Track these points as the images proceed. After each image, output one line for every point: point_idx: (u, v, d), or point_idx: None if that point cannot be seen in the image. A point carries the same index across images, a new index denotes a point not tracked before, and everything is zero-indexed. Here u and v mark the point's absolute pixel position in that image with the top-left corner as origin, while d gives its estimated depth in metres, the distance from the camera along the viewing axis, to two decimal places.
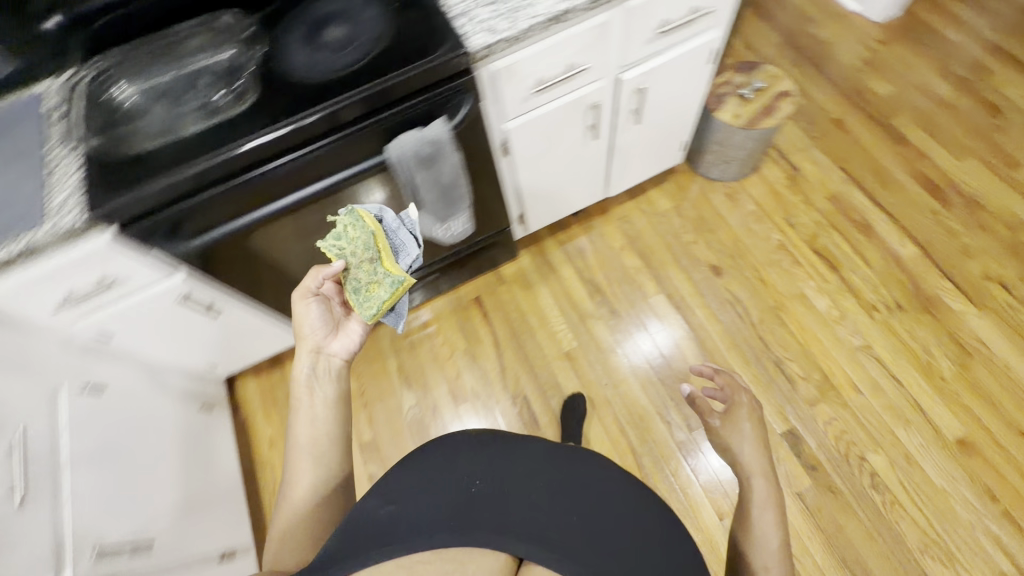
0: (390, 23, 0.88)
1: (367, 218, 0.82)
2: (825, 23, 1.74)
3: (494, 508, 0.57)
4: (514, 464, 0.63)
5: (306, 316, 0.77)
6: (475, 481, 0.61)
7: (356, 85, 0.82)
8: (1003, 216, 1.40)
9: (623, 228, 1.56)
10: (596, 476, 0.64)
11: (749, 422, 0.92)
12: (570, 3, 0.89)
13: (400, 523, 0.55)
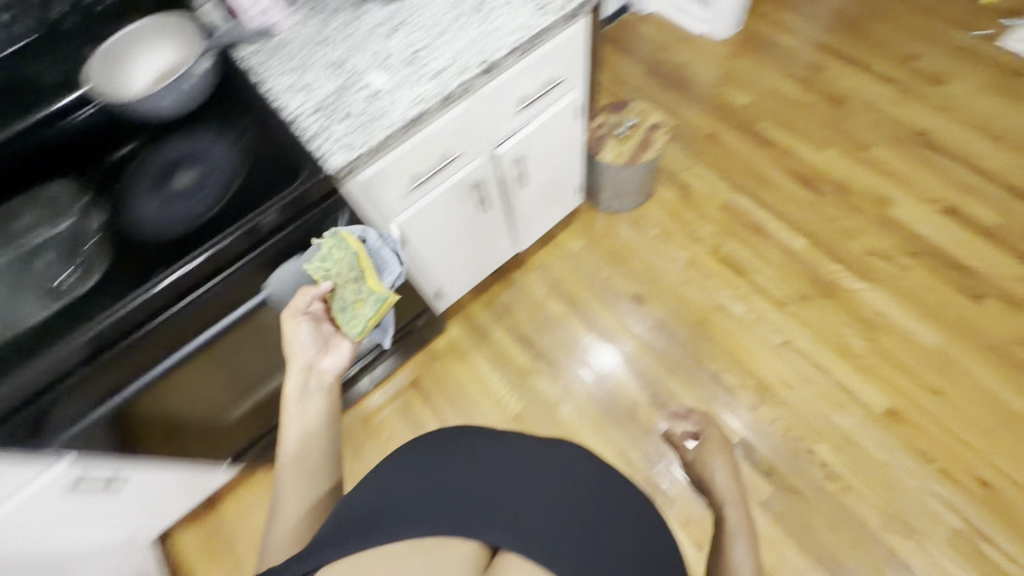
0: (242, 155, 0.84)
1: (350, 240, 0.86)
2: (682, 51, 1.93)
3: (473, 501, 0.50)
4: (500, 457, 0.55)
5: (296, 331, 0.77)
6: (449, 480, 0.52)
7: (216, 232, 0.78)
8: (867, 195, 1.56)
9: (543, 278, 1.60)
10: (590, 481, 0.56)
11: (720, 451, 0.89)
12: (422, 106, 0.84)
13: (381, 511, 0.50)
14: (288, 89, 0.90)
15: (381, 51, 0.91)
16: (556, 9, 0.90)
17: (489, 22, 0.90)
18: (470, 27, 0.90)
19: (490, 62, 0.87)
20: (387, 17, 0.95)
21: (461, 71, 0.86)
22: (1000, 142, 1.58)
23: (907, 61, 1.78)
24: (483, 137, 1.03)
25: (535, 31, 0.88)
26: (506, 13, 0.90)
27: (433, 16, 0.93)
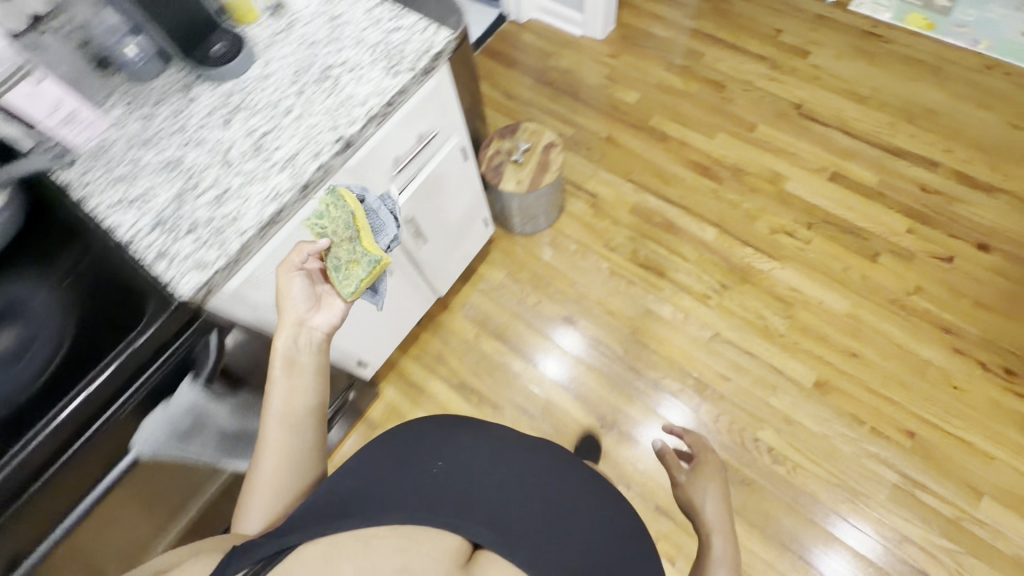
0: (68, 301, 0.68)
1: (347, 198, 0.79)
2: (564, 56, 1.91)
3: (458, 488, 0.59)
4: (467, 454, 0.65)
5: (289, 288, 0.72)
6: (438, 462, 0.62)
7: (50, 401, 0.63)
8: (762, 174, 1.61)
9: (470, 316, 1.53)
10: (545, 478, 0.66)
11: (713, 481, 0.81)
12: (276, 204, 0.73)
13: (363, 500, 0.56)
14: (117, 205, 0.77)
15: (221, 143, 0.80)
16: (408, 66, 0.82)
17: (337, 92, 0.81)
18: (317, 100, 0.81)
19: (346, 137, 0.78)
20: (222, 100, 0.83)
21: (315, 152, 0.77)
22: (866, 104, 1.68)
23: (773, 36, 1.84)
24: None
25: (390, 95, 0.80)
26: (355, 79, 0.82)
27: (274, 92, 0.83)
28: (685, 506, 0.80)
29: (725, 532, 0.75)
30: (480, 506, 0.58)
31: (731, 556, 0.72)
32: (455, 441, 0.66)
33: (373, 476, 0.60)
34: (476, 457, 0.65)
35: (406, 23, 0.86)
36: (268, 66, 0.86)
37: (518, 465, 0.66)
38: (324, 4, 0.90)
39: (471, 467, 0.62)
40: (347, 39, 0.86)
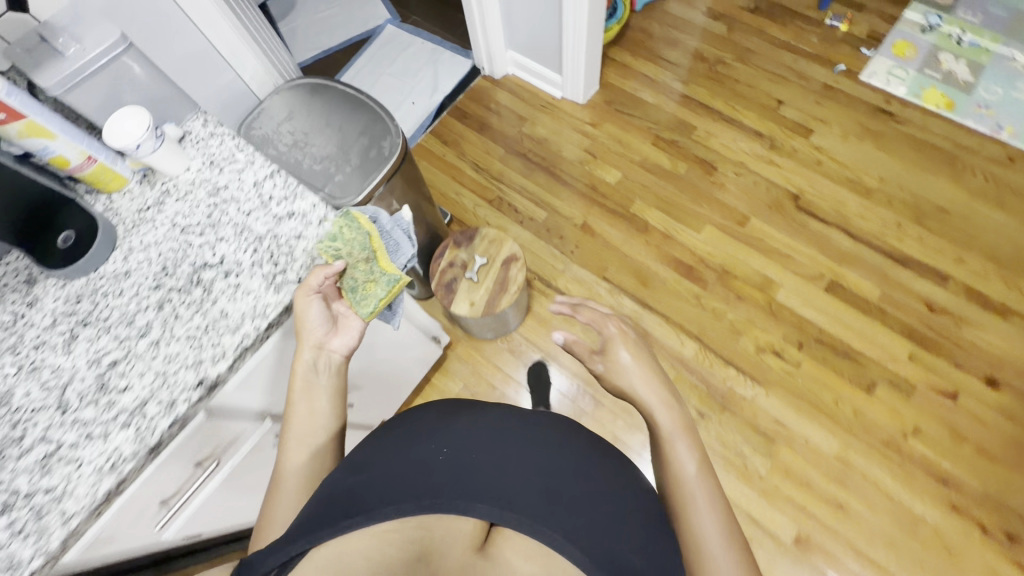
0: None
1: (361, 219, 0.70)
2: (541, 122, 1.72)
3: (461, 477, 0.55)
4: (468, 431, 0.60)
5: (306, 314, 0.64)
6: (441, 449, 0.57)
7: None
8: (752, 279, 1.44)
9: None
10: (555, 452, 0.60)
11: (628, 352, 0.79)
12: (112, 480, 0.58)
13: (370, 493, 0.52)
14: None
15: (60, 373, 0.64)
16: (295, 276, 0.66)
17: (207, 307, 0.65)
18: (183, 317, 0.65)
19: (208, 379, 0.62)
20: (68, 307, 0.67)
21: (169, 400, 0.61)
22: (873, 198, 1.50)
23: (773, 108, 1.65)
24: (255, 410, 0.78)
25: (270, 317, 0.64)
26: (228, 290, 0.66)
27: (132, 300, 0.67)
28: (617, 389, 0.77)
29: (663, 400, 0.71)
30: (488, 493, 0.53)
31: (677, 425, 0.69)
32: (454, 423, 0.61)
33: (376, 464, 0.56)
34: (478, 434, 0.60)
35: (300, 209, 0.69)
36: (130, 258, 0.69)
37: (521, 436, 0.61)
38: (205, 168, 0.74)
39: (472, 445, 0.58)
40: (228, 224, 0.70)
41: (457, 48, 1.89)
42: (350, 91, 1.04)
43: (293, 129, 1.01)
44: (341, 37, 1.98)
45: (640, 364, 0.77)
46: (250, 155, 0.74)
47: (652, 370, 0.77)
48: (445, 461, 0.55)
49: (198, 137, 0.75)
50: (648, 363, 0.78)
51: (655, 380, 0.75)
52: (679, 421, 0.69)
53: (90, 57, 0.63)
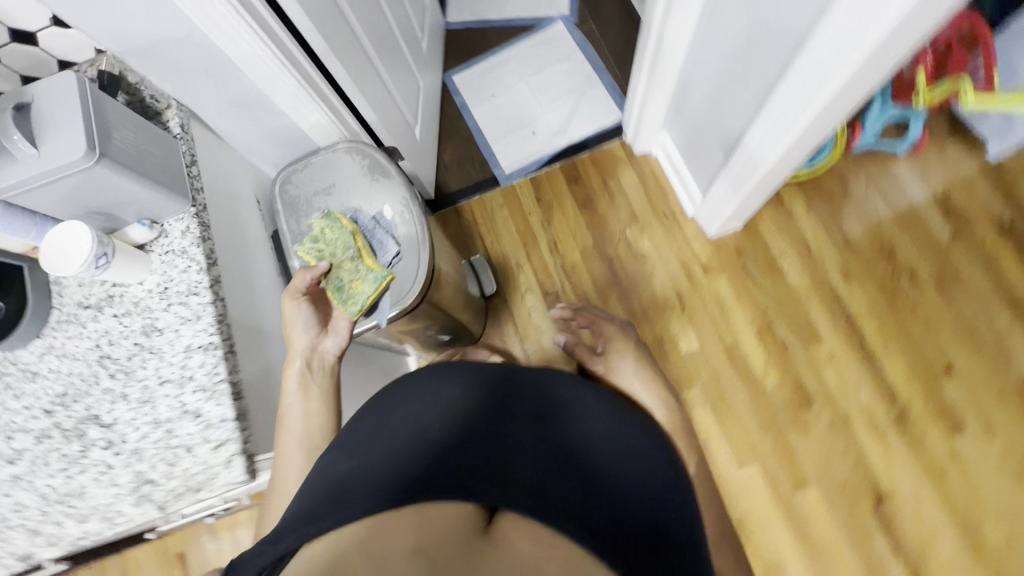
0: None
1: (343, 219, 0.83)
2: (651, 233, 1.44)
3: (461, 451, 0.49)
4: (462, 405, 0.54)
5: (295, 316, 0.70)
6: (432, 425, 0.52)
7: None
8: (764, 556, 1.18)
9: None
10: (550, 407, 0.57)
11: (627, 354, 0.86)
12: None
13: (372, 476, 0.46)
14: None
15: None
16: (161, 498, 0.56)
17: (72, 474, 0.58)
18: (49, 467, 0.58)
19: (34, 557, 0.57)
20: None
21: None
22: (978, 561, 1.13)
23: (936, 373, 1.24)
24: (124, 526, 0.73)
25: (115, 528, 0.56)
26: (96, 470, 0.57)
27: (22, 413, 0.61)
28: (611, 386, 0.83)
29: (664, 403, 0.75)
30: (494, 465, 0.48)
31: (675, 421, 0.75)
32: (447, 392, 0.56)
33: (368, 445, 0.51)
34: (472, 409, 0.54)
35: (209, 414, 0.58)
36: (44, 359, 0.62)
37: (516, 408, 0.55)
38: (157, 293, 0.63)
39: (473, 420, 0.53)
40: (139, 381, 0.60)
41: (616, 92, 1.57)
42: (401, 196, 0.87)
43: (322, 207, 0.87)
44: (507, 13, 1.70)
45: (641, 366, 0.82)
46: (202, 304, 0.62)
47: (653, 368, 0.83)
48: (444, 439, 0.50)
49: (168, 249, 0.65)
50: (645, 364, 0.83)
51: (654, 377, 0.81)
52: (674, 415, 0.74)
53: (39, 172, 0.51)
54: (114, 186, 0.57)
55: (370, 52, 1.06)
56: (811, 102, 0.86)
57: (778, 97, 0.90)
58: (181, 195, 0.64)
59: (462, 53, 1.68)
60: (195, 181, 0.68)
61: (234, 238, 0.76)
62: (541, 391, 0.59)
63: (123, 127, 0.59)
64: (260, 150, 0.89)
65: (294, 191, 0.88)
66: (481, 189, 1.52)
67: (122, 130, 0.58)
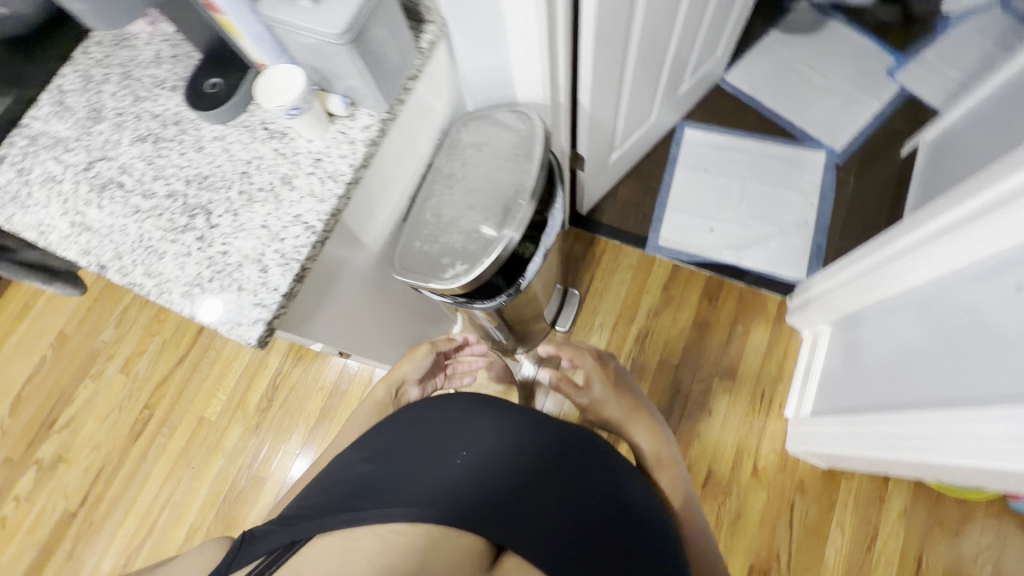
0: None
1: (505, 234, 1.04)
2: (735, 398, 1.32)
3: (480, 486, 0.53)
4: (490, 441, 0.59)
5: (419, 357, 0.96)
6: (460, 453, 0.57)
7: None
8: None
9: (343, 377, 1.50)
10: (567, 456, 0.61)
11: (605, 382, 0.90)
12: (39, 238, 0.73)
13: (386, 494, 0.51)
14: (61, 101, 0.80)
15: (116, 150, 0.75)
16: (198, 304, 0.65)
17: (168, 237, 0.69)
18: (156, 220, 0.70)
19: (105, 271, 0.70)
20: (171, 121, 0.76)
21: (89, 248, 0.70)
22: None
23: None
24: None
25: (161, 298, 0.67)
26: (180, 249, 0.68)
27: (175, 167, 0.73)
28: (602, 417, 0.90)
29: (648, 433, 0.86)
30: (506, 511, 0.52)
31: (655, 452, 0.83)
32: (476, 428, 0.60)
33: (389, 456, 0.58)
34: (497, 450, 0.58)
35: (271, 275, 0.65)
36: (211, 142, 0.73)
37: (532, 456, 0.58)
38: (309, 158, 0.70)
39: (498, 458, 0.57)
40: (251, 210, 0.69)
41: (815, 254, 1.42)
42: (524, 180, 0.83)
43: (465, 159, 0.88)
44: (781, 110, 1.57)
45: (624, 398, 0.89)
46: (332, 192, 0.68)
47: (625, 394, 0.90)
48: (463, 469, 0.55)
49: (345, 131, 0.71)
50: (624, 394, 0.90)
51: (628, 406, 0.88)
52: (658, 444, 0.85)
53: (302, 25, 0.58)
54: (344, 66, 0.63)
55: (626, 73, 1.05)
56: (938, 441, 0.79)
57: (932, 410, 0.81)
58: (385, 99, 0.69)
59: (712, 114, 1.58)
60: (403, 94, 0.73)
61: (402, 154, 0.82)
62: (564, 446, 0.62)
63: (384, 26, 0.64)
64: (479, 89, 0.92)
65: (456, 136, 0.90)
66: (627, 240, 1.48)
67: (381, 27, 0.63)
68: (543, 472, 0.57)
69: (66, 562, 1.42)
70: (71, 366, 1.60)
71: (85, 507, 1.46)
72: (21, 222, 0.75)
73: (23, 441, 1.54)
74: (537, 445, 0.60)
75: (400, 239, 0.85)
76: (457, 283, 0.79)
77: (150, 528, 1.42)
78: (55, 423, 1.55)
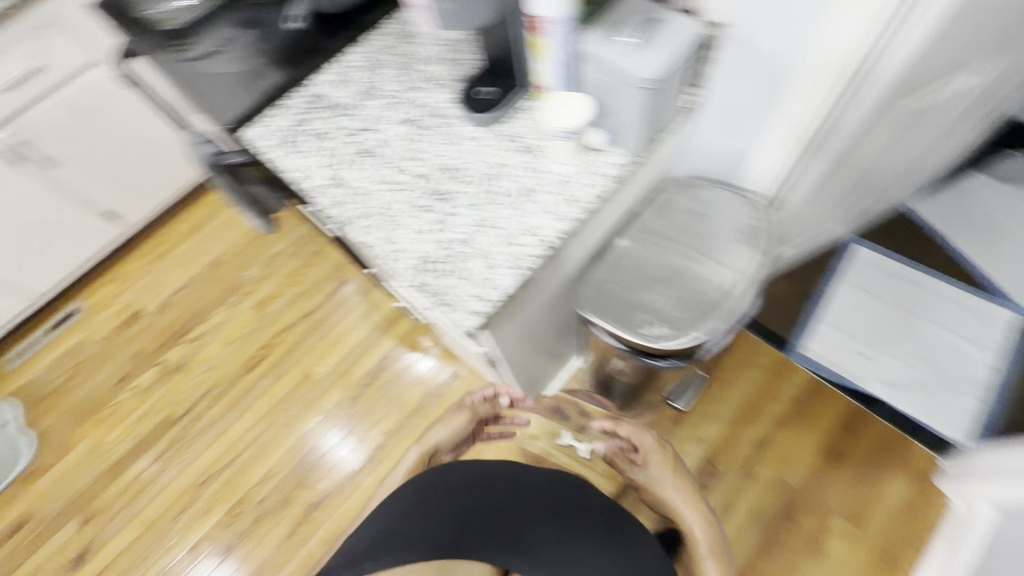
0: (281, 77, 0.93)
1: None
2: (851, 546, 1.18)
3: (467, 524, 0.67)
4: (465, 490, 0.71)
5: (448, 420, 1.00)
6: (445, 501, 0.69)
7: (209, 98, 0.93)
8: None
9: (444, 380, 1.53)
10: (537, 489, 0.73)
11: (660, 462, 0.93)
12: (297, 179, 0.81)
13: (394, 540, 0.63)
14: (347, 74, 0.91)
15: (382, 125, 0.84)
16: (423, 280, 0.69)
17: (410, 211, 0.75)
18: (403, 194, 0.76)
19: (346, 225, 0.76)
20: (437, 114, 0.84)
21: (339, 201, 0.78)
22: None
23: None
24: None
25: (392, 264, 0.71)
26: (419, 225, 0.73)
27: (430, 153, 0.80)
28: (655, 496, 0.92)
29: (699, 517, 0.87)
30: (495, 538, 0.66)
31: (705, 538, 0.85)
32: (456, 478, 0.72)
33: (398, 513, 0.67)
34: (475, 496, 0.70)
35: (498, 274, 0.68)
36: (467, 141, 0.79)
37: (507, 492, 0.71)
38: (557, 180, 0.74)
39: (473, 505, 0.69)
40: (492, 210, 0.73)
41: (982, 419, 1.26)
42: (733, 265, 0.85)
43: (674, 222, 0.90)
44: (971, 254, 1.45)
45: (678, 481, 0.91)
46: (571, 215, 0.71)
47: (679, 476, 0.92)
48: (447, 514, 0.67)
49: (593, 162, 0.74)
50: (679, 475, 0.92)
51: (681, 489, 0.91)
52: (709, 529, 0.86)
53: (616, 66, 0.64)
54: (629, 107, 0.67)
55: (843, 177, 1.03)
56: None
57: None
58: (643, 145, 0.73)
59: (890, 238, 1.50)
60: (654, 143, 0.76)
61: (623, 196, 0.84)
62: (532, 481, 0.74)
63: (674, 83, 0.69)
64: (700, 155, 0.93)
65: (670, 196, 0.92)
66: (767, 338, 1.41)
67: (672, 83, 0.68)
68: (520, 506, 0.70)
69: (153, 461, 1.52)
70: (216, 289, 1.76)
71: (185, 418, 1.57)
72: (285, 162, 0.84)
73: (156, 340, 1.70)
74: (510, 485, 0.73)
75: (592, 277, 0.85)
76: (655, 345, 0.79)
77: (233, 457, 1.50)
78: (187, 333, 1.70)
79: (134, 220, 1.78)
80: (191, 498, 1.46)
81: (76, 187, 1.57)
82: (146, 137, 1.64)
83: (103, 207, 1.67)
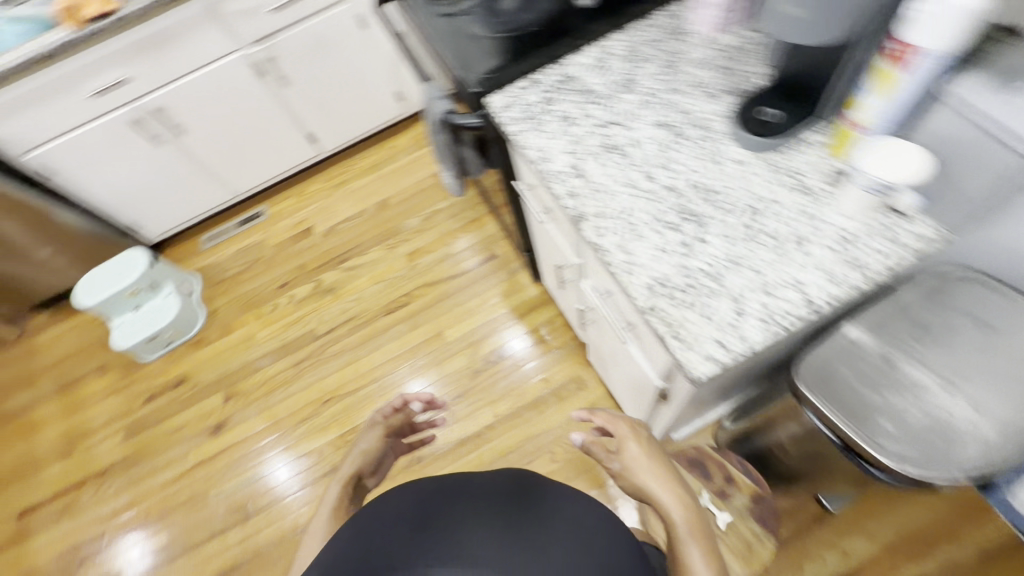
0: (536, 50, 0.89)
1: None
2: None
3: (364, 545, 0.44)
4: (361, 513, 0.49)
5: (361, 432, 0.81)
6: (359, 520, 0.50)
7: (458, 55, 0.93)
8: None
9: (568, 383, 1.48)
10: (405, 504, 0.47)
11: (640, 445, 0.65)
12: (535, 158, 0.78)
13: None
14: (605, 59, 0.87)
15: (636, 122, 0.78)
16: (657, 304, 0.63)
17: (654, 224, 0.69)
18: (648, 204, 0.70)
19: (578, 218, 0.72)
20: (701, 123, 0.76)
21: (576, 192, 0.74)
22: None
23: None
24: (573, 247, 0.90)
25: (623, 276, 0.66)
26: (662, 242, 0.67)
27: (687, 166, 0.72)
28: (636, 492, 0.63)
29: (683, 504, 0.58)
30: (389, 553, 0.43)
31: (695, 533, 0.55)
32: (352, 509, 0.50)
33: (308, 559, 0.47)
34: (364, 520, 0.48)
35: (747, 323, 0.60)
36: (732, 162, 0.71)
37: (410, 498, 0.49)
38: (839, 235, 0.63)
39: (364, 525, 0.47)
40: (751, 248, 0.64)
41: None
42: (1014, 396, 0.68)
43: (940, 314, 0.74)
44: None
45: (659, 465, 0.62)
46: (852, 282, 0.60)
47: (665, 464, 0.63)
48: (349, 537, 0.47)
49: (891, 226, 0.62)
50: (663, 459, 0.63)
51: (666, 475, 0.61)
52: (695, 521, 0.56)
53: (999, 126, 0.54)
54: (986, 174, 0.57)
55: None
56: None
57: None
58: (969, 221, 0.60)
59: None
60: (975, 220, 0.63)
61: None
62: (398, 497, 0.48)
63: None
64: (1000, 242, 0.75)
65: (942, 283, 0.76)
66: None
67: None
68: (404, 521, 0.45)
69: (291, 366, 1.67)
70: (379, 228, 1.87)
71: (325, 337, 1.70)
72: (525, 137, 0.82)
73: (318, 259, 1.85)
74: (386, 504, 0.48)
75: (821, 350, 0.73)
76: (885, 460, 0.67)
77: (356, 386, 1.60)
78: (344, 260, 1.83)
79: (328, 147, 1.94)
80: (313, 410, 1.59)
81: (295, 108, 1.74)
82: (362, 75, 1.75)
83: (309, 130, 1.83)
